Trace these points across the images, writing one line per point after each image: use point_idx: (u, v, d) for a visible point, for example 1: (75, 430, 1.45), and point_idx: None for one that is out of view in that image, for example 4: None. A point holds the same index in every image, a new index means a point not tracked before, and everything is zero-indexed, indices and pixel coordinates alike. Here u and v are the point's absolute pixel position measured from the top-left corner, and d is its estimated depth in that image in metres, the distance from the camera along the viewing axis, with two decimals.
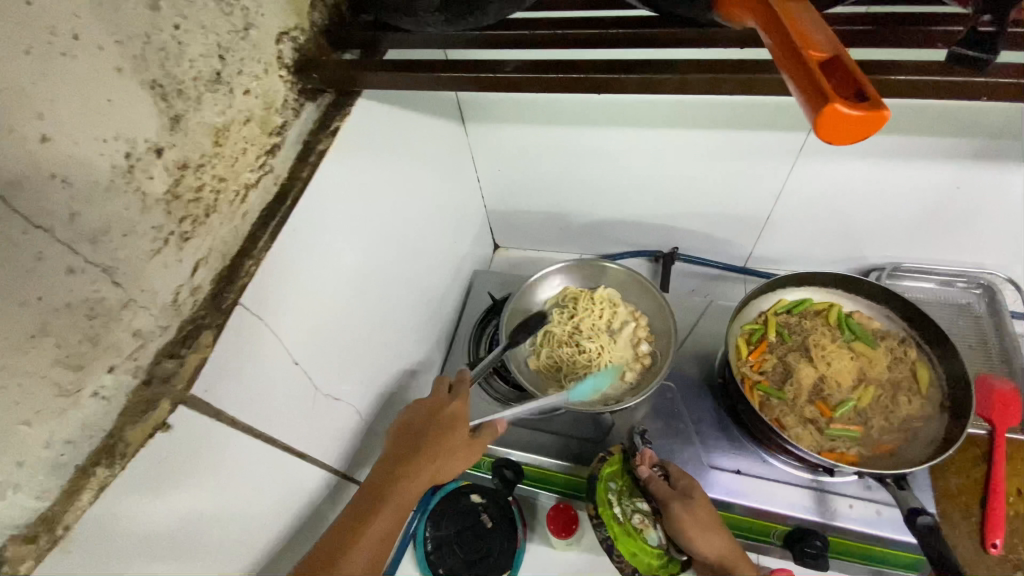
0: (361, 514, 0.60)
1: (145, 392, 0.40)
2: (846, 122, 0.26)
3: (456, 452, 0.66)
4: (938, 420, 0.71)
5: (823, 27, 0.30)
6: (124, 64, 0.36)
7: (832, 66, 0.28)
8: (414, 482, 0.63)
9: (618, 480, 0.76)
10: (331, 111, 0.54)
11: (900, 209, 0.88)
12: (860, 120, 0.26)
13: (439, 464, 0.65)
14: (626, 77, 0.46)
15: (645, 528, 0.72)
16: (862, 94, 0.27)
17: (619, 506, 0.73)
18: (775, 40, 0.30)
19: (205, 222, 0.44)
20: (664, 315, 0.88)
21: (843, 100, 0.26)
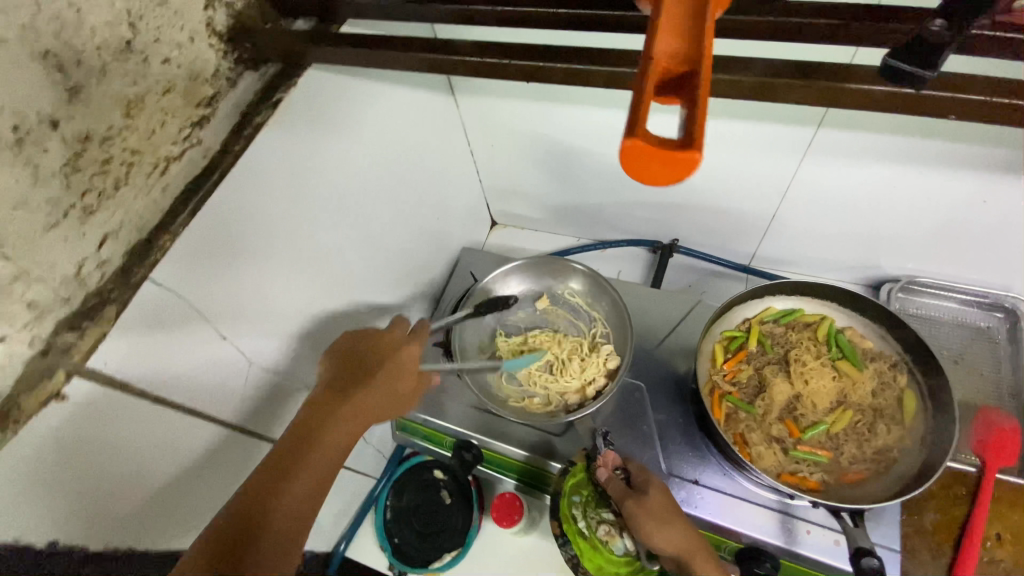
0: (282, 465, 0.55)
1: (42, 362, 0.42)
2: (654, 153, 0.30)
3: (401, 396, 0.64)
4: (915, 455, 0.65)
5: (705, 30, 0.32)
6: (8, 36, 0.36)
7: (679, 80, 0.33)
8: (343, 425, 0.59)
9: (582, 490, 0.75)
10: (276, 80, 0.54)
11: (917, 216, 0.80)
12: (676, 162, 0.30)
13: (373, 405, 0.62)
14: (551, 66, 0.48)
15: (611, 538, 0.72)
16: (694, 136, 0.30)
17: (583, 520, 0.73)
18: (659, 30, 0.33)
19: (113, 196, 0.44)
20: (619, 310, 0.88)
21: (661, 140, 0.30)
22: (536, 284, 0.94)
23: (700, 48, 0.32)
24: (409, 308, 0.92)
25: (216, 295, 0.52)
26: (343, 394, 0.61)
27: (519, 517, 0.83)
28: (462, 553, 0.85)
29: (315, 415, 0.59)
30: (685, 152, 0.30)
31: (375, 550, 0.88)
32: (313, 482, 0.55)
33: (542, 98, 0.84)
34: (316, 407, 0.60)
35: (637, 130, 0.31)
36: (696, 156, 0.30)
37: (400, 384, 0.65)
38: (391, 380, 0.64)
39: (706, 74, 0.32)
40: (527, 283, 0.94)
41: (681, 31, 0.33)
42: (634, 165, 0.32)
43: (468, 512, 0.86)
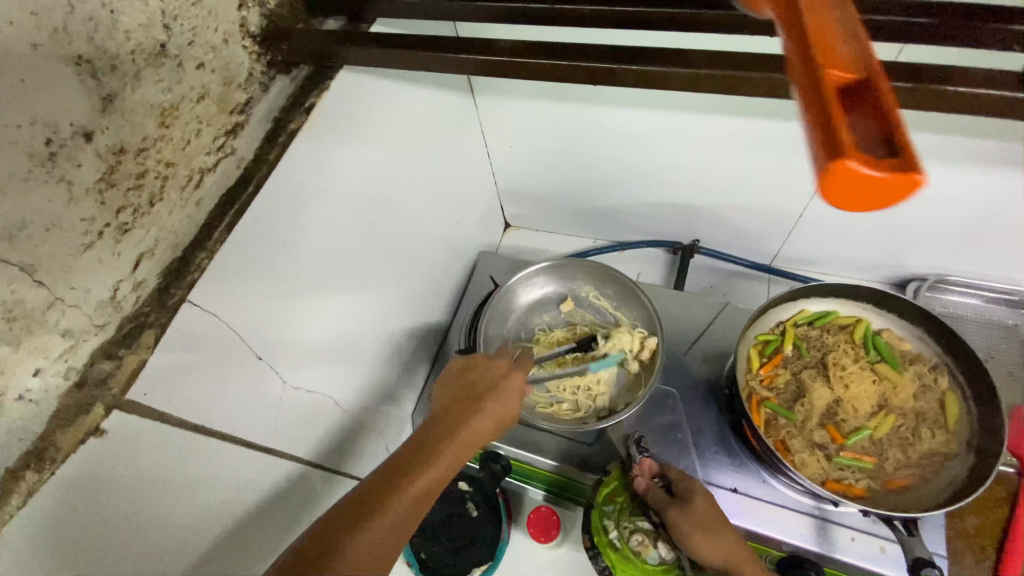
0: (382, 488, 0.47)
1: (77, 396, 0.39)
2: (867, 183, 0.21)
3: (507, 419, 0.60)
4: (962, 459, 0.65)
5: (857, 27, 0.25)
6: (40, 39, 0.34)
7: (860, 88, 0.23)
8: (454, 452, 0.52)
9: (616, 499, 0.71)
10: (309, 82, 0.51)
11: (951, 216, 0.78)
12: (882, 185, 0.21)
13: (486, 429, 0.57)
14: (621, 69, 0.42)
15: (645, 549, 0.67)
16: (898, 150, 0.22)
17: (615, 530, 0.68)
18: (792, 44, 0.26)
19: (148, 212, 0.42)
20: (645, 312, 0.85)
21: (864, 156, 0.21)
22: (559, 287, 0.91)
23: (864, 54, 0.24)
24: (429, 316, 0.89)
25: (252, 313, 0.49)
26: (460, 417, 0.56)
27: (557, 531, 0.82)
28: (491, 568, 0.82)
29: (429, 437, 0.53)
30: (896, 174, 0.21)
31: (401, 568, 0.85)
32: (410, 517, 0.47)
33: (564, 97, 0.80)
34: (429, 430, 0.54)
35: (838, 151, 0.21)
36: (923, 177, 0.21)
37: (510, 406, 0.60)
38: (500, 402, 0.60)
39: (886, 78, 0.23)
40: (550, 286, 0.91)
41: (830, 38, 0.25)
42: (834, 198, 0.22)
43: (497, 523, 0.84)
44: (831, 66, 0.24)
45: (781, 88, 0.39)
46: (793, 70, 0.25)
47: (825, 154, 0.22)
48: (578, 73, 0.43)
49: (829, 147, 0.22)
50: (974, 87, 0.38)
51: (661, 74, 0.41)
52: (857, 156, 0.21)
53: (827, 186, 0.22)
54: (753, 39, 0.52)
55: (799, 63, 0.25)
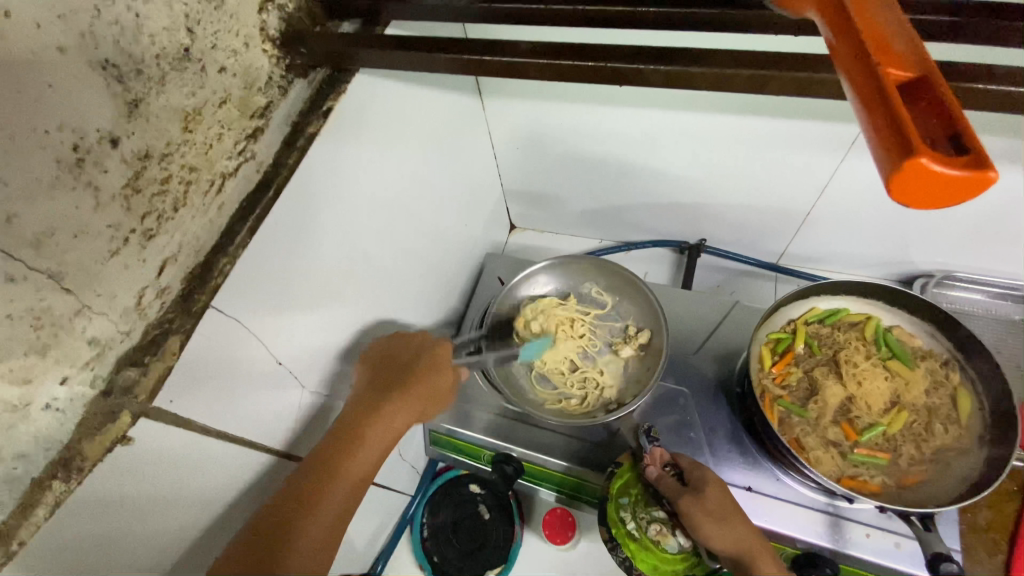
0: (315, 479, 0.52)
1: (104, 403, 0.40)
2: (939, 182, 0.22)
3: (439, 394, 0.64)
4: (975, 454, 0.65)
5: (907, 26, 0.26)
6: (67, 43, 0.34)
7: (918, 87, 0.24)
8: (378, 432, 0.57)
9: (631, 490, 0.69)
10: (326, 86, 0.51)
11: (958, 214, 0.79)
12: (960, 183, 0.21)
13: (413, 407, 0.61)
14: (652, 69, 0.42)
15: (663, 537, 0.66)
16: (963, 145, 0.22)
17: (633, 521, 0.67)
18: (841, 44, 0.26)
19: (172, 218, 0.42)
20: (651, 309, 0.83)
21: (938, 154, 0.22)
22: (562, 282, 0.89)
23: (918, 50, 0.25)
24: (438, 318, 0.89)
25: (267, 318, 0.50)
26: (383, 396, 0.60)
27: (573, 532, 0.82)
28: (505, 569, 0.82)
29: (356, 420, 0.58)
30: (962, 172, 0.21)
31: (413, 570, 0.85)
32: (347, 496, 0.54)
33: (570, 98, 0.80)
34: (358, 412, 0.58)
35: (913, 148, 0.21)
36: (995, 174, 0.21)
37: (439, 381, 0.65)
38: (429, 378, 0.64)
39: (941, 75, 0.24)
40: (554, 282, 0.89)
41: (884, 35, 0.25)
42: (904, 198, 0.23)
43: (510, 525, 0.83)
44: (888, 64, 0.24)
45: (807, 86, 0.39)
46: (844, 67, 0.26)
47: (896, 151, 0.22)
48: (603, 73, 0.44)
49: (898, 145, 0.22)
50: (992, 83, 0.38)
51: (688, 73, 0.41)
52: (931, 153, 0.21)
53: (900, 185, 0.22)
54: (768, 39, 0.52)
55: (851, 59, 0.25)
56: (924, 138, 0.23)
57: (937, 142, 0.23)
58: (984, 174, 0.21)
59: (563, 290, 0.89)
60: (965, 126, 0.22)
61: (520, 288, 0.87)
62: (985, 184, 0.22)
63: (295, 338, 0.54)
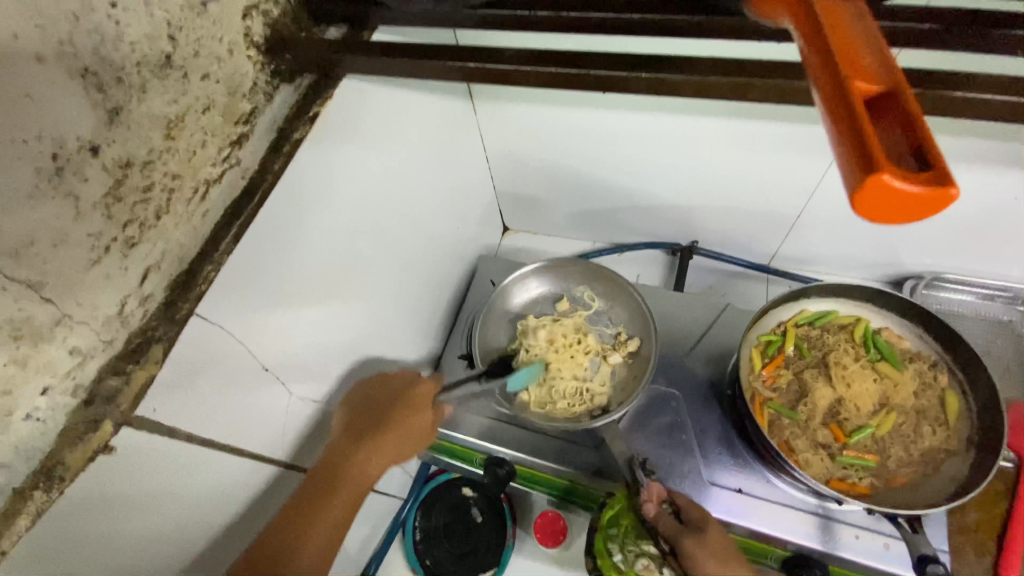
0: (293, 525, 0.54)
1: (86, 412, 0.40)
2: (901, 197, 0.22)
3: (420, 436, 0.62)
4: (962, 456, 0.65)
5: (880, 38, 0.26)
6: (46, 52, 0.34)
7: (887, 101, 0.24)
8: (357, 476, 0.58)
9: (620, 521, 0.68)
10: (312, 92, 0.51)
11: (946, 216, 0.79)
12: (919, 199, 0.21)
13: (389, 451, 0.60)
14: (636, 76, 0.42)
15: (649, 573, 0.66)
16: (926, 161, 0.22)
17: (621, 553, 0.67)
18: (815, 54, 0.26)
19: (154, 225, 0.42)
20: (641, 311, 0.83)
21: (899, 171, 0.22)
22: (554, 286, 0.89)
23: (888, 64, 0.25)
24: (430, 321, 0.89)
25: (256, 325, 0.50)
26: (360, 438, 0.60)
27: (564, 535, 0.84)
28: (497, 572, 0.82)
29: (335, 464, 0.58)
30: (922, 189, 0.21)
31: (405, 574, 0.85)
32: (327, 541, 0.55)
33: (560, 102, 0.80)
34: (338, 455, 0.59)
35: (876, 164, 0.22)
36: (956, 191, 0.21)
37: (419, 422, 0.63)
38: (407, 421, 0.62)
39: (909, 88, 0.24)
40: (547, 285, 0.89)
41: (855, 49, 0.25)
42: (867, 212, 0.23)
43: (501, 528, 0.83)
44: (858, 77, 0.24)
45: (789, 93, 0.39)
46: (817, 79, 0.26)
47: (859, 168, 0.22)
48: (587, 80, 0.44)
49: (863, 160, 0.22)
50: (967, 90, 0.39)
51: (670, 81, 0.41)
52: (893, 170, 0.21)
53: (864, 201, 0.22)
54: (754, 44, 0.52)
55: (823, 69, 0.25)
56: (887, 154, 0.23)
57: (903, 157, 0.23)
58: (946, 190, 0.21)
59: (556, 293, 0.89)
60: (930, 143, 0.22)
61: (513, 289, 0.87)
62: (945, 201, 0.22)
63: (283, 344, 0.54)
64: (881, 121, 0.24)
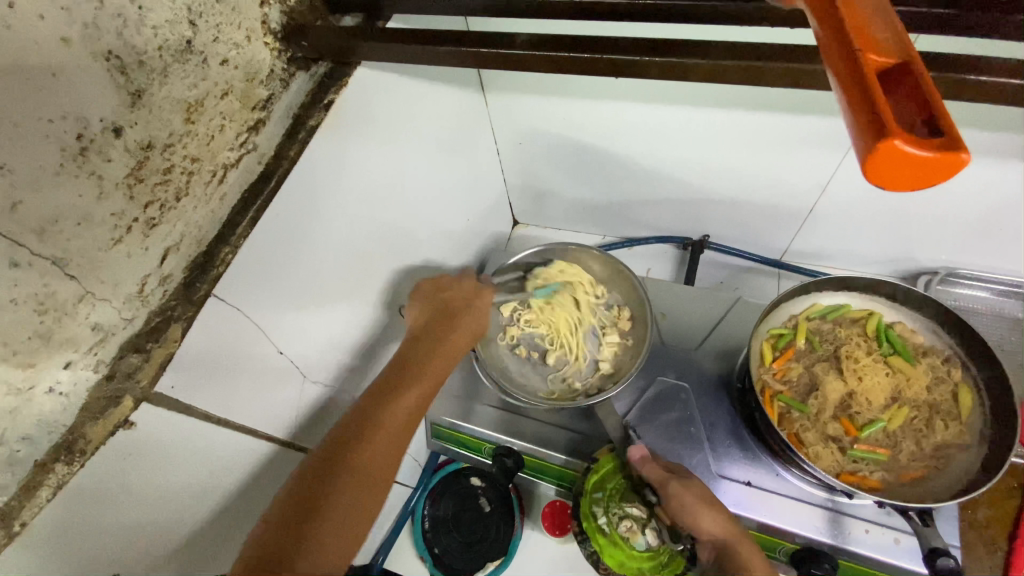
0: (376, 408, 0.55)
1: (106, 388, 0.41)
2: (911, 163, 0.22)
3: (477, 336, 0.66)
4: (975, 451, 0.65)
5: (892, 15, 0.26)
6: (70, 34, 0.35)
7: (897, 73, 0.24)
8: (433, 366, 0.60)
9: (607, 485, 0.69)
10: (326, 79, 0.52)
11: (963, 211, 0.78)
12: (930, 164, 0.22)
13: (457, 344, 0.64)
14: (649, 60, 0.42)
15: (633, 535, 0.67)
16: (939, 129, 0.22)
17: (604, 516, 0.68)
18: (827, 31, 0.26)
19: (174, 207, 0.43)
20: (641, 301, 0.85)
21: (911, 134, 0.22)
22: None
23: (901, 40, 0.25)
24: None
25: (274, 308, 0.51)
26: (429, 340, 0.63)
27: (573, 526, 0.83)
28: (505, 562, 0.82)
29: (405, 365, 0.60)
30: (934, 153, 0.22)
31: (413, 562, 0.86)
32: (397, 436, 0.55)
33: (572, 93, 0.80)
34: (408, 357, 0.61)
35: (885, 130, 0.22)
36: (966, 157, 0.21)
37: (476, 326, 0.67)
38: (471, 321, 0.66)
39: (921, 62, 0.24)
40: None
41: (865, 22, 0.25)
42: (879, 179, 0.23)
43: (510, 519, 0.83)
44: (869, 50, 0.24)
45: (803, 78, 0.39)
46: (828, 53, 0.26)
47: (871, 134, 0.22)
48: (600, 64, 0.44)
49: (874, 126, 0.22)
50: (981, 74, 0.38)
51: (683, 66, 0.41)
52: (903, 135, 0.22)
53: (875, 167, 0.23)
54: (768, 30, 0.52)
55: (833, 43, 0.25)
56: (898, 123, 0.23)
57: (914, 126, 0.23)
58: (956, 155, 0.21)
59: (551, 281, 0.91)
60: (940, 110, 0.22)
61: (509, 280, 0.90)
62: (957, 167, 0.22)
63: (297, 326, 0.55)
64: (894, 93, 0.24)
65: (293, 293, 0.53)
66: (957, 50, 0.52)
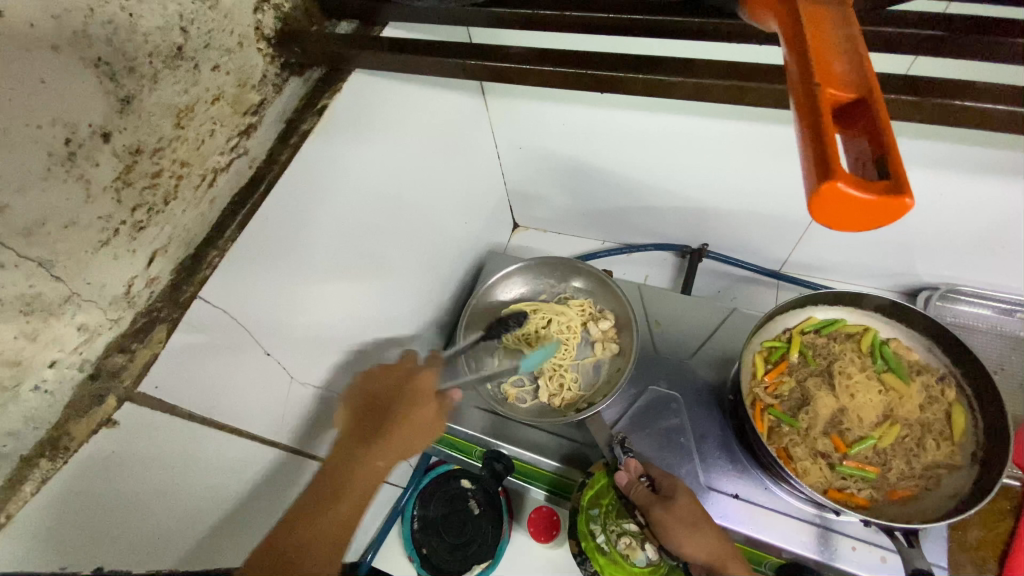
0: (305, 513, 0.56)
1: (91, 387, 0.42)
2: (854, 206, 0.22)
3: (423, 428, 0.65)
4: (965, 471, 0.64)
5: (860, 46, 0.25)
6: (60, 41, 0.35)
7: (856, 108, 0.24)
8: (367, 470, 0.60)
9: (601, 501, 0.69)
10: (320, 85, 0.53)
11: (964, 228, 0.77)
12: (872, 207, 0.22)
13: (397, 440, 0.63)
14: (632, 77, 0.42)
15: (632, 551, 0.67)
16: (888, 171, 0.22)
17: (603, 533, 0.67)
18: (795, 61, 0.26)
19: (163, 210, 0.44)
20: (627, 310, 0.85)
21: (855, 176, 0.22)
22: (538, 284, 0.92)
23: (863, 71, 0.24)
24: (434, 314, 0.90)
25: (262, 308, 0.52)
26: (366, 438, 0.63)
27: (558, 531, 0.83)
28: (492, 565, 0.82)
29: (341, 464, 0.61)
30: (882, 198, 0.22)
31: (402, 560, 0.86)
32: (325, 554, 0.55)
33: (571, 100, 0.80)
34: (345, 455, 0.62)
35: (830, 172, 0.22)
36: (911, 200, 0.21)
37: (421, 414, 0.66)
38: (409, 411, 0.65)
39: (880, 95, 0.24)
40: (529, 285, 0.93)
41: (829, 55, 0.25)
42: (827, 219, 0.23)
43: (500, 521, 0.83)
44: (828, 84, 0.24)
45: (787, 98, 0.39)
46: (792, 80, 0.26)
47: (818, 173, 0.22)
48: (585, 79, 0.44)
49: (823, 165, 0.22)
50: (970, 98, 0.38)
51: (666, 83, 0.41)
52: (847, 178, 0.22)
53: (821, 208, 0.23)
54: (761, 47, 0.52)
55: (797, 76, 0.25)
56: (850, 162, 0.23)
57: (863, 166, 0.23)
58: (901, 199, 0.21)
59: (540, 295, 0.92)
60: (891, 151, 0.22)
61: (497, 295, 0.91)
62: (902, 210, 0.22)
63: (286, 330, 0.56)
64: (852, 128, 0.24)
65: (283, 294, 0.54)
66: (957, 69, 0.52)
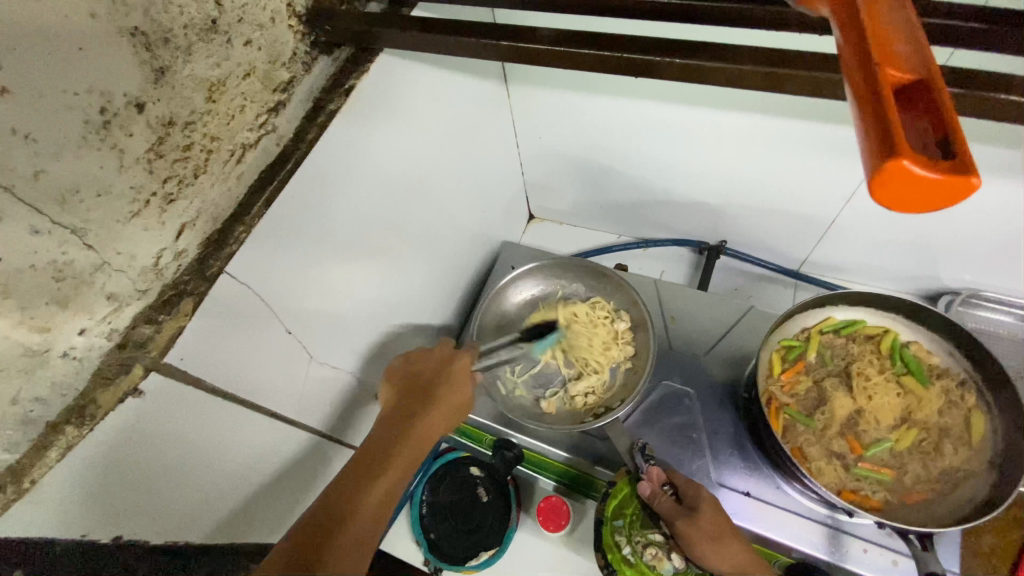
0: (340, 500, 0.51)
1: (118, 356, 0.42)
2: (918, 185, 0.22)
3: (456, 410, 0.63)
4: (982, 477, 0.64)
5: (919, 27, 0.25)
6: (99, 9, 0.35)
7: (915, 89, 0.24)
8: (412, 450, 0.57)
9: (625, 511, 0.69)
10: (348, 65, 0.53)
11: (990, 233, 0.75)
12: (936, 186, 0.21)
13: (438, 420, 0.61)
14: (666, 62, 0.42)
15: (659, 561, 0.66)
16: (953, 151, 0.22)
17: (628, 545, 0.67)
18: (849, 43, 0.26)
19: (192, 184, 0.44)
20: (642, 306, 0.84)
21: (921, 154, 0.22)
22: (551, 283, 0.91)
23: (923, 53, 0.24)
24: (450, 301, 0.90)
25: (284, 285, 0.52)
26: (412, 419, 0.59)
27: (567, 522, 0.82)
28: (500, 552, 0.82)
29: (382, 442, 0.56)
30: (951, 177, 0.21)
31: (409, 545, 0.87)
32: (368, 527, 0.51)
33: (594, 90, 0.79)
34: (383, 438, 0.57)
35: (895, 150, 0.22)
36: (977, 180, 0.21)
37: (456, 397, 0.63)
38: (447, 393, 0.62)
39: (942, 79, 0.24)
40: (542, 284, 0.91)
41: (888, 37, 0.25)
42: (888, 200, 0.23)
43: (508, 507, 0.84)
44: (887, 64, 0.24)
45: (823, 88, 0.39)
46: (847, 64, 0.26)
47: (880, 152, 0.22)
48: (619, 64, 0.44)
49: (885, 145, 0.22)
50: (1010, 93, 0.38)
51: (701, 69, 0.41)
52: (912, 156, 0.21)
53: (882, 186, 0.23)
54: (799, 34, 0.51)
55: (853, 55, 0.25)
56: (911, 142, 0.23)
57: (928, 147, 0.23)
58: (967, 179, 0.21)
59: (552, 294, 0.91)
60: (957, 132, 0.22)
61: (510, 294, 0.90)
62: (967, 190, 0.22)
63: (306, 308, 0.56)
64: (910, 110, 0.24)
65: (304, 272, 0.54)
66: (996, 65, 0.51)
